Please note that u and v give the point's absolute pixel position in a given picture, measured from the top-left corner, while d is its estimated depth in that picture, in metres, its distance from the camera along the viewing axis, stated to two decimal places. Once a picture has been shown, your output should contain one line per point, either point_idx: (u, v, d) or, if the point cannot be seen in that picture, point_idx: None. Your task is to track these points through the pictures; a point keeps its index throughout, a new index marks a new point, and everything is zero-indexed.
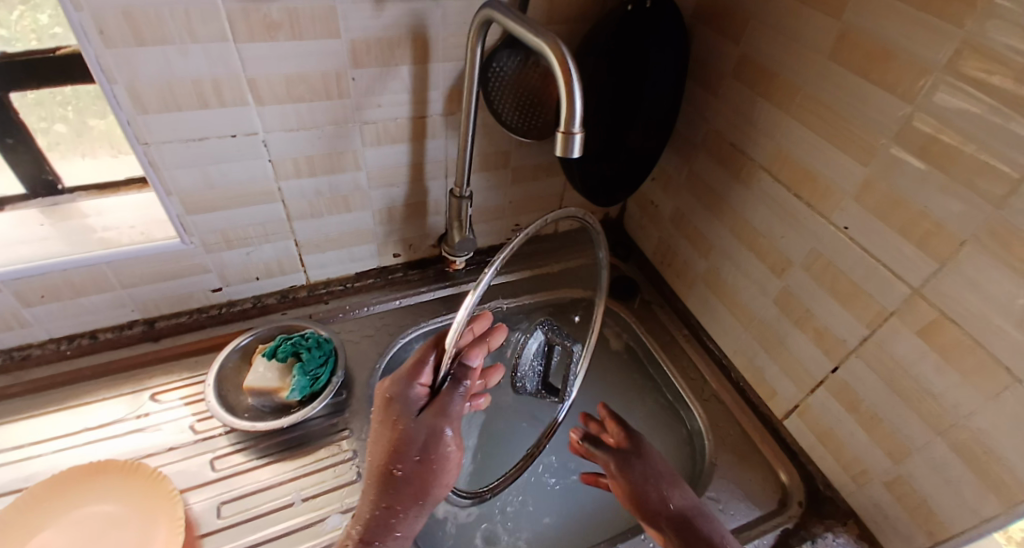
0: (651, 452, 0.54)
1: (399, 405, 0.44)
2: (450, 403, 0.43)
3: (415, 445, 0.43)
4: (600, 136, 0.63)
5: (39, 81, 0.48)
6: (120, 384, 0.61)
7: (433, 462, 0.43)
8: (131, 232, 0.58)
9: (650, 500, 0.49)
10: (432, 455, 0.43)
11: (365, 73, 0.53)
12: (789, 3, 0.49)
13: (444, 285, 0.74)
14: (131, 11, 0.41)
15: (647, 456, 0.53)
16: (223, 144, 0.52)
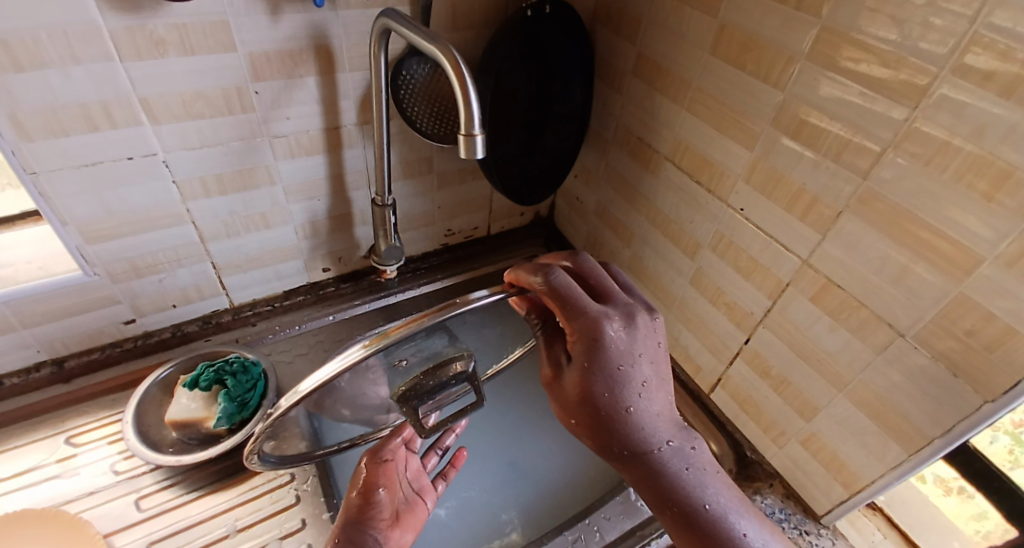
0: (620, 357, 0.35)
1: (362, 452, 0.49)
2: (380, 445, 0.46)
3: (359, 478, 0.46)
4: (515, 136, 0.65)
5: None
6: (30, 431, 0.57)
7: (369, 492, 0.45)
8: (29, 268, 0.54)
9: (603, 410, 0.35)
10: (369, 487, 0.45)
11: (268, 86, 0.52)
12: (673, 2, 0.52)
13: (378, 296, 0.73)
14: (5, 39, 0.38)
15: (612, 366, 0.34)
16: (120, 167, 0.50)
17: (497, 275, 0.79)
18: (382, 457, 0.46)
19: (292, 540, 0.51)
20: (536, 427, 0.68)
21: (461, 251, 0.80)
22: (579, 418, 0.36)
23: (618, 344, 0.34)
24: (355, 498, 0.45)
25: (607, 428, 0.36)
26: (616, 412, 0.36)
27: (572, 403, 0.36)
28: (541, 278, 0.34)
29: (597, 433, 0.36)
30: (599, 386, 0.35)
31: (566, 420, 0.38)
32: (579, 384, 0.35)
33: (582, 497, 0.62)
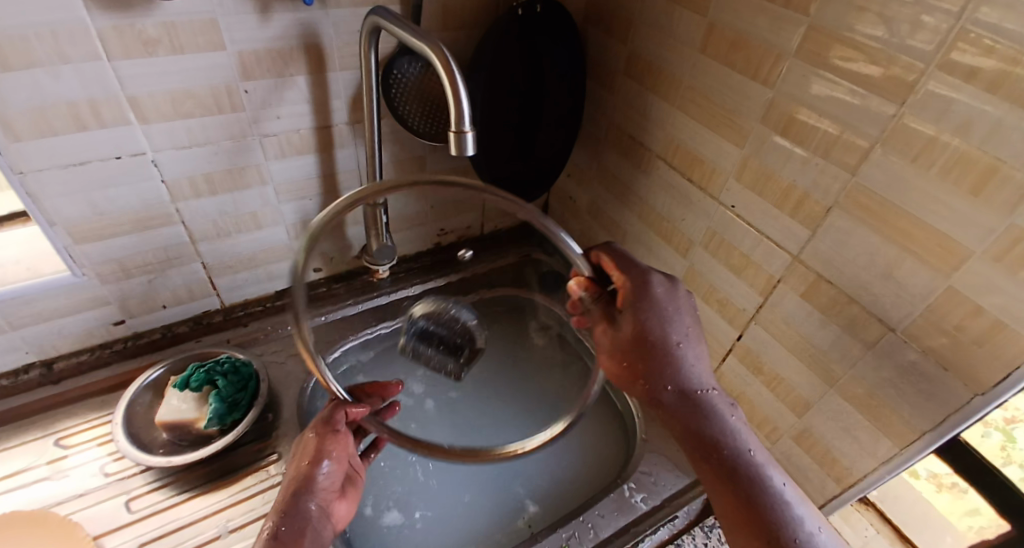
0: (661, 300, 0.45)
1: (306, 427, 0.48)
2: (333, 416, 0.47)
3: (307, 449, 0.46)
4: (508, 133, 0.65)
5: None
6: (19, 433, 0.56)
7: (313, 461, 0.45)
8: (17, 269, 0.54)
9: (651, 343, 0.44)
10: (315, 456, 0.45)
11: (258, 85, 0.52)
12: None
13: (371, 295, 0.73)
14: None
15: (656, 305, 0.45)
16: (108, 167, 0.49)
17: (489, 274, 0.79)
18: (332, 431, 0.47)
19: None
20: (529, 426, 0.68)
21: (454, 251, 0.80)
22: (633, 361, 0.45)
23: (662, 294, 0.46)
24: (301, 466, 0.45)
25: (656, 371, 0.44)
26: (666, 358, 0.44)
27: (626, 349, 0.45)
28: (599, 245, 0.49)
29: (649, 376, 0.44)
30: (650, 322, 0.45)
31: (622, 373, 0.46)
32: (636, 328, 0.45)
33: (576, 496, 0.62)
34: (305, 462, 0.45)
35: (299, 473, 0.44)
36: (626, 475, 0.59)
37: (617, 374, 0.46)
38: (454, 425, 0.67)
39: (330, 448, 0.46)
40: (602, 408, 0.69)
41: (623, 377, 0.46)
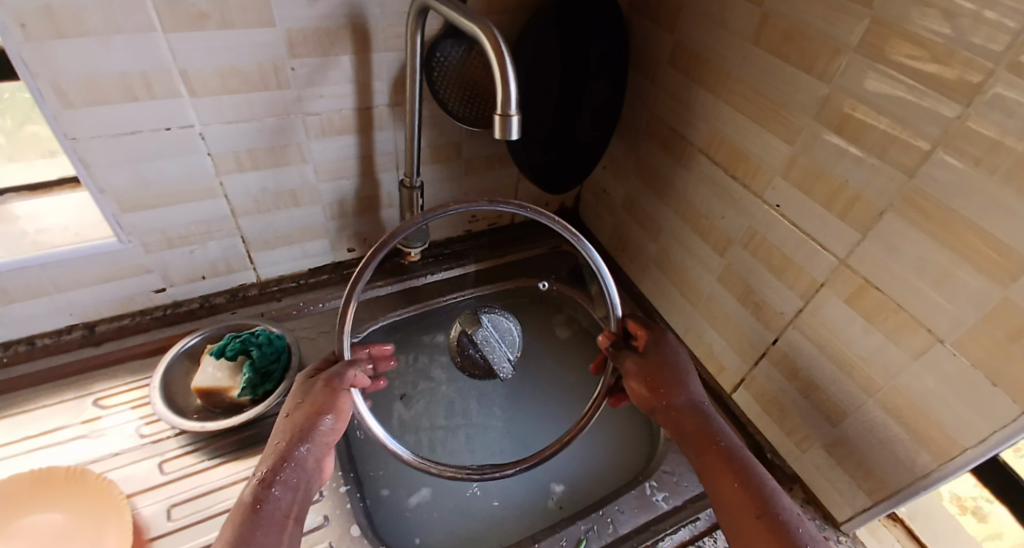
0: (677, 350, 0.51)
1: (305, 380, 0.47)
2: (343, 374, 0.47)
3: (313, 401, 0.44)
4: (547, 121, 0.64)
5: None
6: (60, 391, 0.59)
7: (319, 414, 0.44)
8: (65, 234, 0.56)
9: (669, 383, 0.49)
10: (321, 411, 0.44)
11: (304, 63, 0.52)
12: None
13: (399, 278, 0.73)
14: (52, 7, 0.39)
15: (672, 354, 0.51)
16: (157, 137, 0.50)
17: (518, 264, 0.79)
18: (334, 382, 0.46)
19: (309, 511, 0.51)
20: (551, 418, 0.68)
21: (484, 239, 0.80)
22: (656, 381, 0.49)
23: (677, 348, 0.52)
24: (296, 417, 0.43)
25: (674, 391, 0.49)
26: (682, 382, 0.49)
27: (651, 373, 0.50)
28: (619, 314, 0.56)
29: (668, 395, 0.48)
30: (668, 362, 0.50)
31: (646, 395, 0.49)
32: (660, 356, 0.50)
33: (595, 490, 0.61)
34: (306, 414, 0.43)
35: (296, 424, 0.43)
36: (649, 473, 0.59)
37: (639, 397, 0.50)
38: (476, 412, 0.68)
39: (332, 400, 0.45)
40: (631, 404, 0.67)
41: (645, 401, 0.49)
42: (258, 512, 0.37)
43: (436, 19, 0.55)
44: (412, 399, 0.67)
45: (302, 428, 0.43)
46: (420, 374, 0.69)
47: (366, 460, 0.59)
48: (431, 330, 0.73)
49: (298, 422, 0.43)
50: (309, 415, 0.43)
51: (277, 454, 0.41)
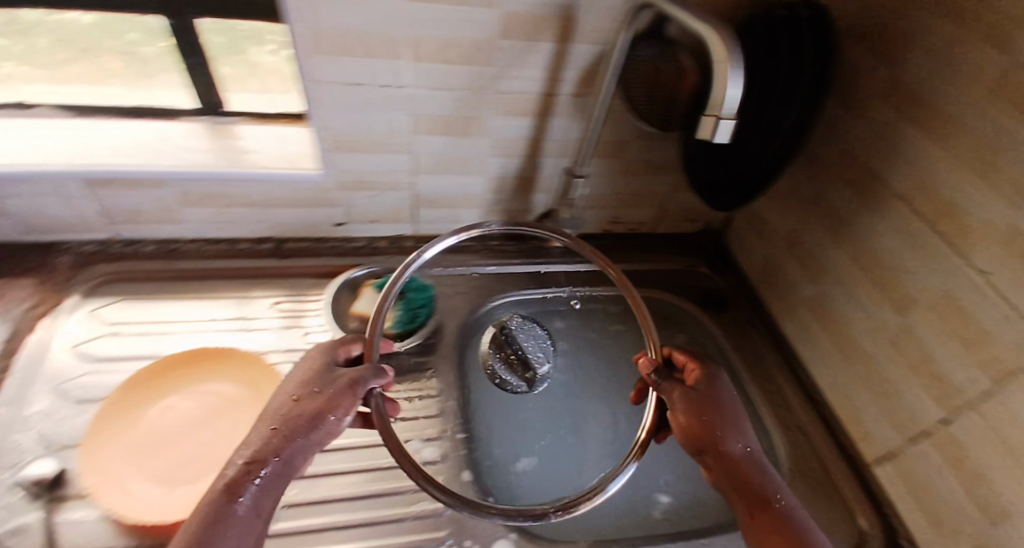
0: (722, 389, 0.48)
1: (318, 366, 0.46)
2: (366, 379, 0.44)
3: (319, 388, 0.43)
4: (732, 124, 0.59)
5: (230, 12, 0.58)
6: (245, 288, 0.69)
7: (319, 414, 0.42)
8: (281, 159, 0.65)
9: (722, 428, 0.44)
10: (321, 410, 0.42)
11: (511, 45, 0.54)
12: (950, 35, 0.46)
13: (534, 261, 0.77)
14: None
15: (717, 394, 0.47)
16: (376, 92, 0.57)
17: (653, 273, 0.79)
18: (356, 386, 0.44)
19: (432, 446, 0.60)
20: None
21: (621, 240, 0.80)
22: (709, 419, 0.45)
23: (726, 392, 0.48)
24: (294, 406, 0.42)
25: (723, 436, 0.44)
26: (734, 428, 0.45)
27: (703, 409, 0.45)
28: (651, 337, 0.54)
29: (711, 434, 0.44)
30: (723, 404, 0.46)
31: (698, 433, 0.44)
32: (710, 392, 0.47)
33: (696, 521, 0.60)
34: (311, 402, 0.42)
35: (292, 412, 0.42)
36: None
37: (687, 432, 0.45)
38: (582, 406, 0.70)
39: (338, 402, 0.43)
40: None
41: (691, 437, 0.45)
42: (233, 500, 0.36)
43: (644, 16, 0.52)
44: (527, 378, 0.72)
45: (301, 417, 0.41)
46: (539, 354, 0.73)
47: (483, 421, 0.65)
48: (551, 316, 0.77)
49: (291, 412, 0.42)
50: (313, 406, 0.42)
51: (260, 448, 0.39)
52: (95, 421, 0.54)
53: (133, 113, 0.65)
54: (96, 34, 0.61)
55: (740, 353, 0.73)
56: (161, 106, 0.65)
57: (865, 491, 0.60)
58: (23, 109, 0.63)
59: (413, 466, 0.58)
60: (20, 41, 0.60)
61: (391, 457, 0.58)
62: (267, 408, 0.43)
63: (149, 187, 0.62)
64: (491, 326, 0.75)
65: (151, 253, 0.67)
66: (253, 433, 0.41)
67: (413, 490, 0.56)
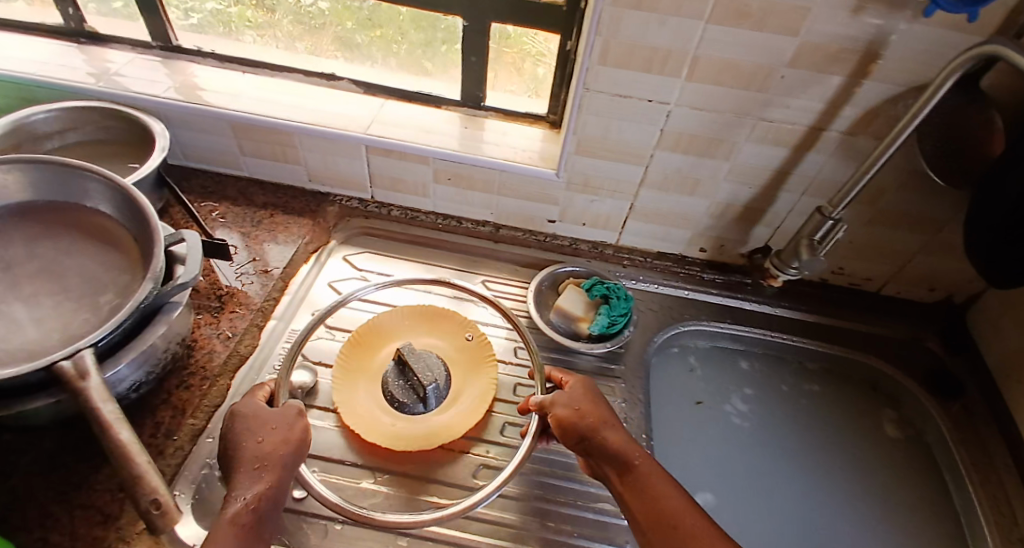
0: (578, 385, 0.56)
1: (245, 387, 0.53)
2: None
3: (269, 420, 0.50)
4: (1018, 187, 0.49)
5: (523, 20, 0.66)
6: (462, 263, 0.77)
7: (299, 443, 0.49)
8: (523, 153, 0.72)
9: (592, 430, 0.50)
10: (297, 438, 0.49)
11: (795, 73, 0.53)
12: None
13: (734, 295, 0.75)
14: None
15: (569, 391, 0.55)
16: (640, 105, 0.60)
17: (867, 336, 0.73)
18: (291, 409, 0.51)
19: None
20: (852, 509, 0.63)
21: (837, 295, 0.75)
22: (584, 408, 0.52)
23: (585, 392, 0.55)
24: (266, 447, 0.47)
25: (597, 421, 0.51)
26: (602, 417, 0.51)
27: (578, 402, 0.53)
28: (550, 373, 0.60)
29: (592, 422, 0.51)
30: (587, 410, 0.52)
31: (570, 418, 0.52)
32: (586, 392, 0.55)
33: None
34: (287, 432, 0.49)
35: (274, 452, 0.47)
36: None
37: (565, 421, 0.52)
38: (771, 457, 0.66)
39: (283, 415, 0.51)
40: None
41: (573, 431, 0.51)
42: (248, 522, 0.42)
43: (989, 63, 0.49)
44: (707, 414, 0.69)
45: (275, 445, 0.48)
46: (728, 392, 0.71)
47: (668, 442, 0.66)
48: (735, 356, 0.75)
49: (236, 428, 0.49)
50: (289, 437, 0.49)
51: (263, 491, 0.44)
52: (346, 357, 0.61)
53: (407, 95, 0.78)
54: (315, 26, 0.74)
55: (965, 445, 0.63)
56: (433, 93, 0.77)
57: None
58: (329, 81, 0.78)
59: None
60: (266, 17, 0.73)
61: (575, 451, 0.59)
62: (233, 455, 0.47)
63: (415, 162, 0.72)
64: (677, 350, 0.73)
65: (397, 217, 0.79)
66: (241, 486, 0.44)
67: (600, 490, 0.56)
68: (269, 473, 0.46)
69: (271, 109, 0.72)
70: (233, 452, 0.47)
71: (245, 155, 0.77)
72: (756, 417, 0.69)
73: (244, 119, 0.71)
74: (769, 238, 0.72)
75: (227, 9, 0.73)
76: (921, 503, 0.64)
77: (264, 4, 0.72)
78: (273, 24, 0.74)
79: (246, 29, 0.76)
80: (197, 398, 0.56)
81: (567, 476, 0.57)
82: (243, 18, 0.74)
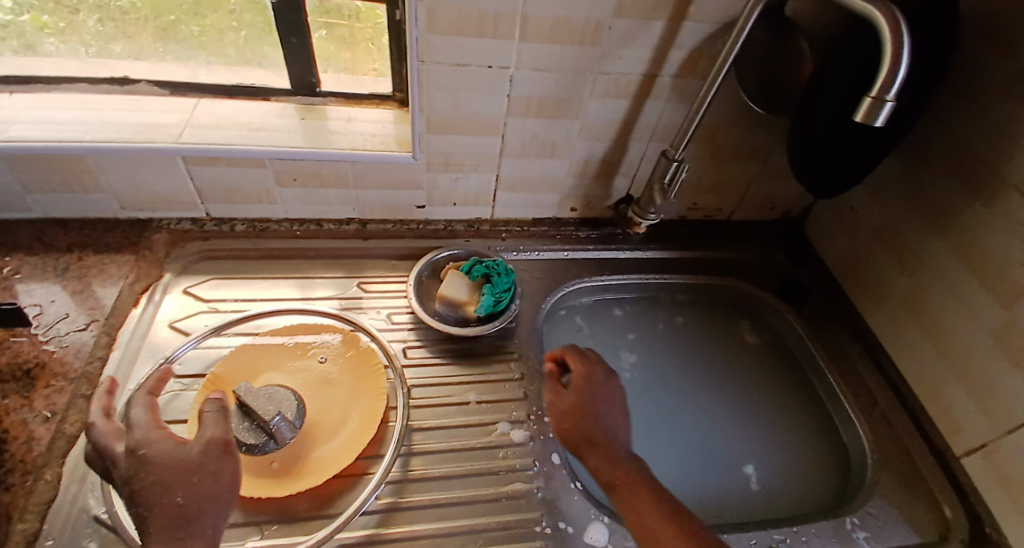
0: (611, 395, 0.53)
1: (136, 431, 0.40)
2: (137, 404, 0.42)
3: (186, 462, 0.39)
4: (835, 111, 0.53)
5: None
6: (330, 269, 0.69)
7: (223, 495, 0.39)
8: (373, 140, 0.66)
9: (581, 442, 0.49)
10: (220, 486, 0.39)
11: (623, 24, 0.54)
12: None
13: (609, 249, 0.77)
14: None
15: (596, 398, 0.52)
16: (479, 73, 0.57)
17: (727, 263, 0.79)
18: (219, 448, 0.41)
19: (518, 428, 0.57)
20: (739, 421, 0.69)
21: (695, 230, 0.80)
22: (571, 426, 0.50)
23: (590, 394, 0.52)
24: (187, 505, 0.37)
25: (584, 443, 0.49)
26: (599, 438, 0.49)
27: (568, 416, 0.51)
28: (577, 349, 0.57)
29: (579, 444, 0.49)
30: (583, 417, 0.51)
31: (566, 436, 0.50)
32: (606, 402, 0.52)
33: (775, 505, 0.62)
34: (217, 483, 0.39)
35: (199, 510, 0.37)
36: (851, 509, 0.56)
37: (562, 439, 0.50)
38: (665, 392, 0.71)
39: (210, 459, 0.40)
40: (828, 431, 0.68)
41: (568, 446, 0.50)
42: None
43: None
44: (604, 366, 0.71)
45: (204, 501, 0.38)
46: (616, 343, 0.74)
47: None
48: (610, 305, 0.76)
49: (145, 481, 0.37)
50: (217, 486, 0.39)
51: None
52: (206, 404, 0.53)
53: (226, 92, 0.67)
54: (113, 26, 0.61)
55: (822, 341, 0.72)
56: (257, 84, 0.67)
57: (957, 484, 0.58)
58: (123, 87, 0.64)
59: (503, 448, 0.55)
60: (66, 22, 0.60)
61: (479, 439, 0.56)
62: (144, 518, 0.36)
63: (249, 166, 0.63)
64: (565, 312, 0.74)
65: (243, 231, 0.69)
66: None
67: (509, 473, 0.53)
68: (195, 539, 0.36)
69: (52, 130, 0.58)
70: (145, 513, 0.36)
71: (33, 191, 0.62)
72: (644, 359, 0.73)
73: (20, 150, 0.57)
74: (629, 188, 0.74)
75: (13, 17, 0.58)
76: (794, 402, 0.71)
77: (61, 2, 0.58)
78: (74, 27, 0.60)
79: (44, 38, 0.60)
80: (23, 500, 0.45)
81: (473, 466, 0.53)
82: (37, 25, 0.59)
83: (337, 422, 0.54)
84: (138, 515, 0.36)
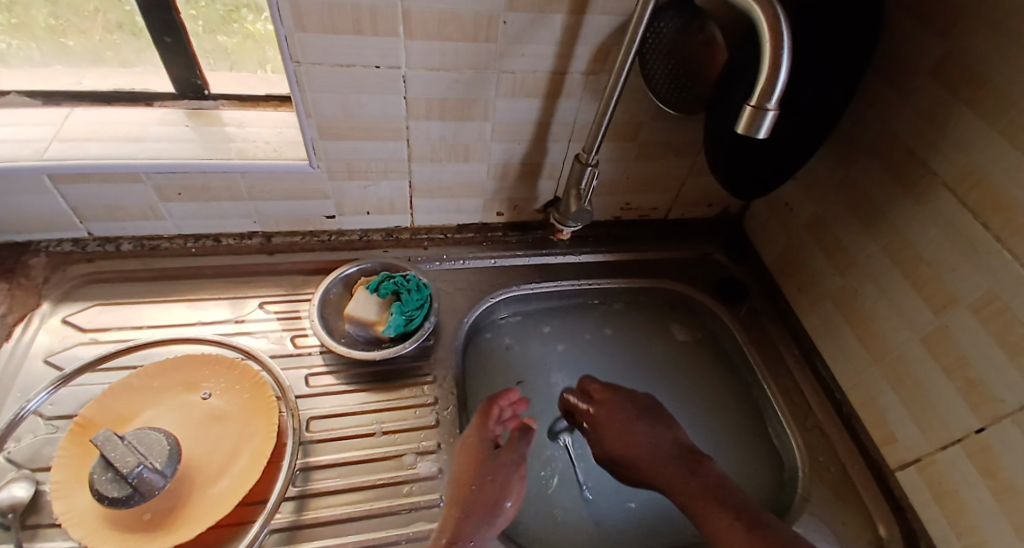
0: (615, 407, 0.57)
1: (477, 441, 0.52)
2: (485, 414, 0.54)
3: (488, 467, 0.50)
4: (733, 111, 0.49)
5: None
6: (232, 288, 0.64)
7: (499, 485, 0.49)
8: (267, 147, 0.60)
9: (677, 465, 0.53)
10: (500, 480, 0.50)
11: (518, 18, 0.49)
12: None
13: (539, 253, 0.73)
14: None
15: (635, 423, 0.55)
16: (367, 74, 0.52)
17: (662, 264, 0.75)
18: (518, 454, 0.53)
19: (427, 460, 0.53)
20: None
21: (631, 229, 0.76)
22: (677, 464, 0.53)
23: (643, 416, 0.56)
24: (477, 493, 0.48)
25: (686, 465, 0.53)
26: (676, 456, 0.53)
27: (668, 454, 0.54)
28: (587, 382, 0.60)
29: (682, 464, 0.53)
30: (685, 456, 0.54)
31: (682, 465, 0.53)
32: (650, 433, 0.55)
33: None
34: (496, 486, 0.49)
35: (482, 500, 0.48)
36: None
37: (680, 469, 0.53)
38: None
39: (506, 471, 0.51)
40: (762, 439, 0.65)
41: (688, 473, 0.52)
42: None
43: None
44: (531, 380, 0.68)
45: (487, 509, 0.48)
46: (544, 357, 0.70)
47: None
48: (535, 316, 0.72)
49: (456, 461, 0.51)
50: (500, 485, 0.49)
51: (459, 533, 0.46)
52: (70, 450, 0.48)
53: (105, 98, 0.61)
54: None
55: (756, 344, 0.68)
56: (138, 89, 0.61)
57: (891, 498, 0.55)
58: None
59: (409, 483, 0.51)
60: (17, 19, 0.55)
61: (382, 474, 0.51)
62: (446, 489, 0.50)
63: (126, 181, 0.57)
64: (490, 323, 0.70)
65: (133, 250, 0.64)
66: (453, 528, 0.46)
67: (412, 512, 0.49)
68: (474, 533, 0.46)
69: None
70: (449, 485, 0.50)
71: None
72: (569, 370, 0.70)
73: None
74: (556, 190, 0.69)
75: None
76: (729, 409, 0.68)
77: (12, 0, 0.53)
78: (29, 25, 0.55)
79: None
80: None
81: (372, 505, 0.49)
82: None
83: (223, 464, 0.50)
84: (450, 482, 0.50)
